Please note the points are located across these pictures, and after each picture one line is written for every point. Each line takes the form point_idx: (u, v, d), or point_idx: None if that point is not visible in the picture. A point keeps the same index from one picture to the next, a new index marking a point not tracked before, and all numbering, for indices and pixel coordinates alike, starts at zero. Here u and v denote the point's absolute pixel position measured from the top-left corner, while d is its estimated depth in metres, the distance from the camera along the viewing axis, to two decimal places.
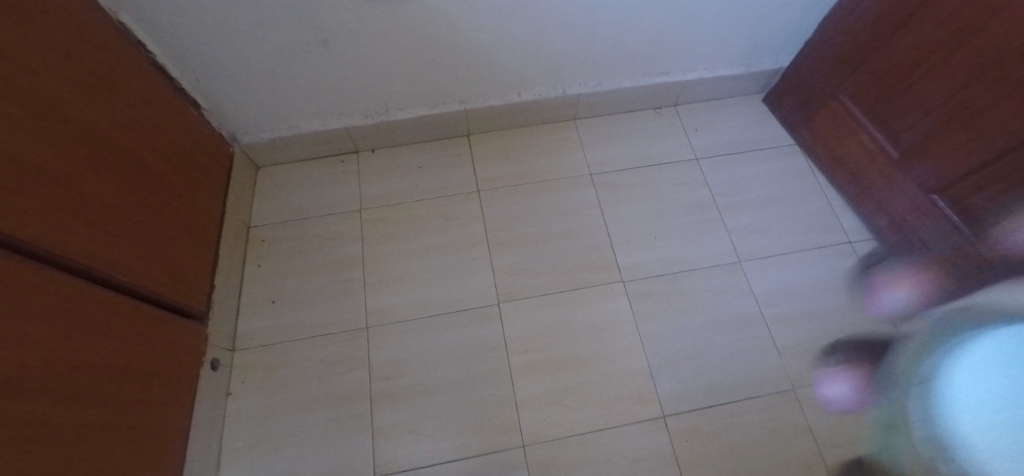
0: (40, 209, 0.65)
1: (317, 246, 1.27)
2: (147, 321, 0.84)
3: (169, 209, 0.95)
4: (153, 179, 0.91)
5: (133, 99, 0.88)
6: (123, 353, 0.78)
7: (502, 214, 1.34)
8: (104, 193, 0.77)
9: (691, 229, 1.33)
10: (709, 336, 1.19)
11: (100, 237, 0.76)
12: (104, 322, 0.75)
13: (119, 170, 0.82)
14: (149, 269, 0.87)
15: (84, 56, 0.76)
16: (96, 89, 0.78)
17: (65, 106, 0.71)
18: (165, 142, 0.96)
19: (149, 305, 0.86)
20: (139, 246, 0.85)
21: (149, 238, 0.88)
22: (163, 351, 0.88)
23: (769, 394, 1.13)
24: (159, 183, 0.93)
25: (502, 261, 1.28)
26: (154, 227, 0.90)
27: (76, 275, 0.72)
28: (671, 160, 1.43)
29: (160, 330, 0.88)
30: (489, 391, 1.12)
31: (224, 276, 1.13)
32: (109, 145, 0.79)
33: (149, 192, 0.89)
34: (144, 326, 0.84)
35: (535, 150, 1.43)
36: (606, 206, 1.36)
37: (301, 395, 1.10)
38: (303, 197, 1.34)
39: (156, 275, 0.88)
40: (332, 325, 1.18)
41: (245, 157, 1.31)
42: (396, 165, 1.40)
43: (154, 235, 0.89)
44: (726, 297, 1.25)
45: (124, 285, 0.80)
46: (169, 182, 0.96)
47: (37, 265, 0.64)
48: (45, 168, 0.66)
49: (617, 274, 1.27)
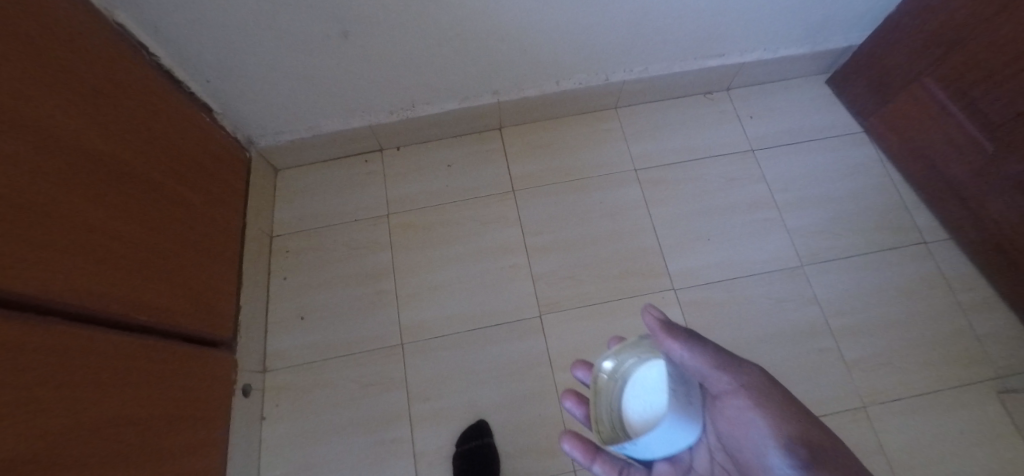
0: (50, 258, 0.57)
1: (344, 255, 1.20)
2: (174, 360, 0.78)
3: (188, 233, 0.87)
4: (169, 202, 0.83)
5: (140, 114, 0.79)
6: (155, 400, 0.72)
7: (540, 216, 1.23)
8: (117, 227, 0.69)
9: (748, 229, 1.22)
10: (769, 349, 1.11)
11: (116, 278, 0.68)
12: (130, 370, 0.68)
13: (132, 198, 0.73)
14: (170, 303, 0.80)
15: (83, 71, 0.67)
16: (100, 109, 0.69)
17: (71, 135, 0.62)
18: (179, 158, 0.88)
19: (175, 342, 0.80)
20: (159, 279, 0.78)
21: (169, 269, 0.81)
22: (193, 388, 0.82)
23: (835, 412, 1.05)
24: (175, 204, 0.85)
25: (542, 268, 1.17)
26: (173, 255, 0.82)
27: (95, 323, 0.65)
28: (724, 151, 1.30)
29: (188, 366, 0.82)
30: (535, 412, 1.05)
31: (249, 293, 1.07)
32: (119, 172, 0.71)
33: (166, 218, 0.81)
34: (171, 365, 0.77)
35: (574, 143, 1.30)
36: (653, 205, 1.24)
37: (337, 418, 1.04)
38: (327, 202, 1.26)
39: (178, 308, 0.81)
40: (365, 342, 1.11)
41: (263, 161, 1.22)
42: (423, 163, 1.29)
43: (174, 264, 0.82)
44: (787, 304, 1.15)
45: (146, 325, 0.74)
46: (184, 202, 0.87)
47: (53, 322, 0.57)
48: (54, 210, 0.58)
49: (669, 281, 1.16)
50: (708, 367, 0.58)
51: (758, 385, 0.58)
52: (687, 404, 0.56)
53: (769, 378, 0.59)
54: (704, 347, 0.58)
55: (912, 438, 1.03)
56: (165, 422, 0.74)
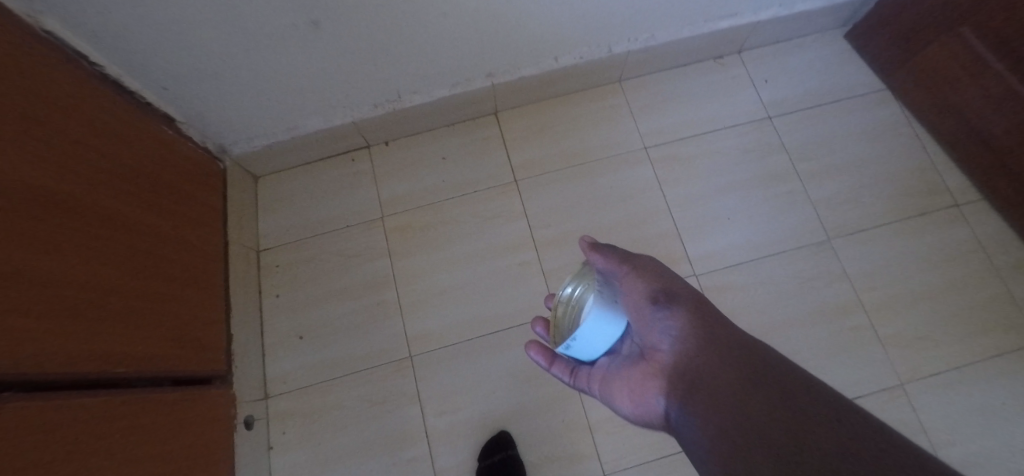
0: (11, 325, 0.49)
1: (339, 265, 1.11)
2: (165, 408, 0.71)
3: (164, 264, 0.78)
4: (138, 233, 0.73)
5: (92, 138, 0.69)
6: (149, 458, 0.65)
7: (547, 207, 1.14)
8: (79, 272, 0.60)
9: (770, 204, 1.14)
10: (802, 332, 1.04)
11: (83, 331, 0.59)
12: (119, 431, 0.61)
13: (95, 236, 0.64)
14: (152, 346, 0.72)
15: (21, 97, 0.57)
16: (47, 141, 0.59)
17: (18, 177, 0.53)
18: (143, 181, 0.78)
19: (162, 388, 0.72)
20: (136, 322, 0.69)
21: (147, 308, 0.72)
22: (190, 433, 0.76)
23: (873, 393, 1.00)
24: (147, 235, 0.76)
25: (553, 264, 1.09)
26: (150, 292, 0.73)
27: (69, 388, 0.57)
28: (739, 121, 1.21)
29: (182, 411, 0.75)
30: (558, 418, 0.99)
31: (239, 317, 0.99)
32: (76, 211, 0.62)
33: (136, 252, 0.72)
34: (165, 414, 0.71)
35: (577, 124, 1.20)
36: (667, 186, 1.15)
37: (350, 441, 0.98)
38: (315, 208, 1.16)
39: (162, 350, 0.74)
40: (372, 358, 1.04)
41: (240, 170, 1.12)
42: (415, 158, 1.19)
43: (152, 302, 0.73)
44: (817, 282, 1.08)
45: (126, 376, 0.66)
46: (157, 230, 0.78)
47: (26, 397, 0.50)
48: (9, 269, 0.50)
49: (689, 267, 1.09)
50: (615, 264, 0.64)
51: (650, 269, 0.61)
52: (613, 300, 0.61)
53: (657, 260, 0.62)
54: (610, 250, 0.65)
55: (954, 414, 0.98)
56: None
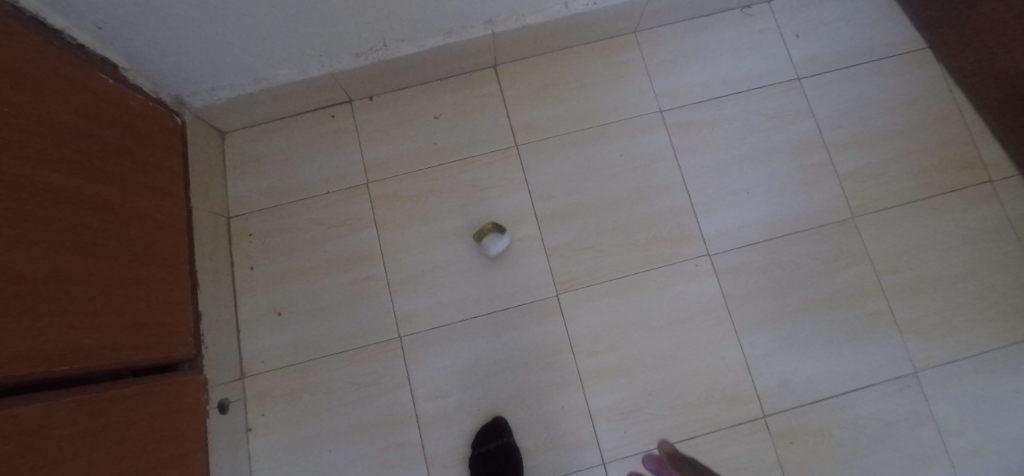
0: None
1: (320, 236, 1.01)
2: (118, 407, 0.63)
3: (112, 241, 0.68)
4: (76, 206, 0.62)
5: (27, 94, 0.57)
6: (104, 463, 0.58)
7: (550, 176, 1.03)
8: (22, 259, 0.51)
9: (793, 178, 1.04)
10: (817, 317, 0.98)
11: (19, 328, 0.50)
12: (75, 437, 0.54)
13: (35, 215, 0.55)
14: (104, 337, 0.63)
15: None
16: None
17: None
18: (81, 144, 0.65)
19: (111, 385, 0.64)
20: (79, 311, 0.59)
21: (92, 294, 0.62)
22: (155, 428, 0.69)
23: (885, 382, 0.95)
24: (93, 209, 0.65)
25: (555, 239, 1.00)
26: (95, 276, 0.63)
27: (13, 394, 0.50)
28: (765, 83, 1.09)
29: (143, 406, 0.67)
30: (556, 405, 0.93)
31: (208, 293, 0.90)
32: (15, 186, 0.52)
33: (75, 229, 0.61)
34: (122, 412, 0.63)
35: (586, 82, 1.07)
36: (683, 155, 1.04)
37: (335, 425, 0.93)
38: (291, 171, 1.04)
39: (117, 340, 0.66)
40: (358, 337, 0.96)
41: (203, 125, 0.98)
42: (403, 117, 1.06)
43: (98, 287, 0.63)
44: (837, 265, 1.01)
45: (67, 374, 0.57)
46: (105, 203, 0.68)
47: None
48: None
49: (703, 246, 1.00)
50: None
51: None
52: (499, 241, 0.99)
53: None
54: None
55: (965, 403, 0.95)
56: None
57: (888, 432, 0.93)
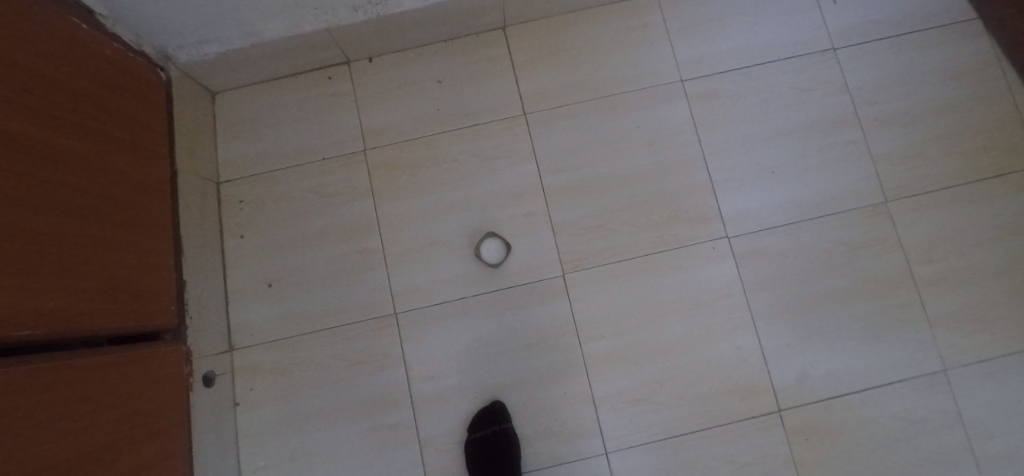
0: None
1: (314, 205, 0.96)
2: (87, 379, 0.58)
3: (87, 200, 0.63)
4: (44, 159, 0.56)
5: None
6: (73, 437, 0.53)
7: (559, 148, 0.96)
8: None
9: (823, 158, 0.97)
10: (841, 307, 0.91)
11: None
12: (44, 406, 0.50)
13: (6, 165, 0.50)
14: (77, 302, 0.59)
15: None
16: None
17: None
18: (50, 91, 0.59)
19: (81, 354, 0.59)
20: (48, 274, 0.55)
21: (60, 256, 0.57)
22: (131, 401, 0.64)
23: (912, 379, 0.89)
24: (67, 163, 0.60)
25: (563, 216, 0.94)
26: (62, 236, 0.58)
27: None
28: (797, 53, 1.00)
29: (118, 377, 0.63)
30: (558, 390, 0.88)
31: (195, 261, 0.85)
32: None
33: (41, 184, 0.55)
34: (95, 383, 0.59)
35: (601, 48, 0.99)
36: (704, 129, 0.97)
37: (327, 402, 0.89)
38: (285, 135, 0.98)
39: (91, 305, 0.61)
40: (352, 313, 0.92)
41: (191, 82, 0.92)
42: (404, 81, 0.99)
43: (66, 249, 0.58)
44: (865, 252, 0.93)
45: (36, 340, 0.52)
46: (81, 158, 0.63)
47: None
48: None
49: (721, 228, 0.94)
50: None
51: None
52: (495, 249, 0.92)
53: None
54: None
55: (997, 404, 0.88)
56: (97, 461, 0.56)
57: (912, 432, 0.87)
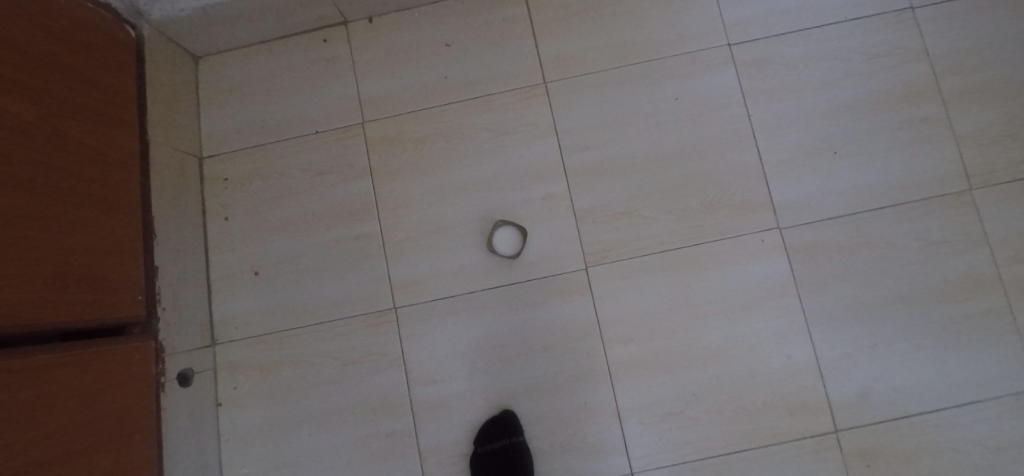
0: None
1: (307, 185, 0.85)
2: (44, 381, 0.49)
3: (43, 169, 0.53)
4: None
5: None
6: (22, 449, 0.44)
7: (584, 122, 0.83)
8: None
9: (895, 137, 0.82)
10: (912, 313, 0.78)
11: None
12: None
13: None
14: (30, 292, 0.49)
15: None
16: None
17: None
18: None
19: (33, 352, 0.49)
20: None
21: (6, 236, 0.46)
22: (94, 405, 0.55)
23: (996, 399, 0.76)
24: (19, 124, 0.50)
25: (588, 201, 0.82)
26: (9, 213, 0.47)
27: None
28: (866, 12, 0.85)
29: (78, 379, 0.54)
30: (578, 400, 0.77)
31: (170, 245, 0.75)
32: None
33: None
34: (51, 386, 0.49)
35: (634, 6, 0.86)
36: (754, 102, 0.83)
37: (317, 406, 0.80)
38: (275, 105, 0.87)
39: (47, 295, 0.51)
40: (347, 306, 0.82)
41: (168, 43, 0.81)
42: (408, 44, 0.87)
43: (14, 227, 0.48)
44: (945, 249, 0.79)
45: None
46: (35, 120, 0.52)
47: None
48: None
49: (772, 217, 0.80)
50: None
51: None
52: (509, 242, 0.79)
53: None
54: None
55: None
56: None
57: (995, 461, 0.74)
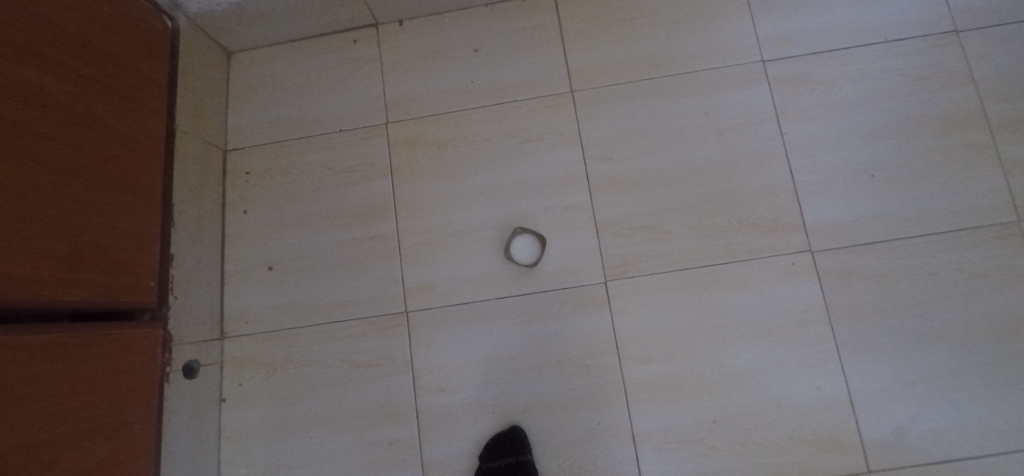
0: None
1: (326, 182, 0.85)
2: (52, 359, 0.48)
3: (70, 148, 0.53)
4: (12, 92, 0.45)
5: None
6: (21, 425, 0.43)
7: (610, 133, 0.82)
8: None
9: (937, 162, 0.78)
10: (954, 349, 0.73)
11: None
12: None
13: None
14: (45, 269, 0.49)
15: None
16: None
17: None
18: (27, 14, 0.48)
19: (38, 330, 0.48)
20: (15, 229, 0.45)
21: (25, 211, 0.46)
22: (100, 388, 0.54)
23: None
24: (48, 102, 0.50)
25: (610, 212, 0.79)
26: (30, 188, 0.47)
27: None
28: (908, 34, 0.82)
29: (86, 360, 0.53)
30: (591, 420, 0.73)
31: (187, 234, 0.75)
32: None
33: (4, 121, 0.44)
34: (58, 365, 0.49)
35: (667, 19, 0.85)
36: (788, 120, 0.80)
37: (321, 408, 0.77)
38: (301, 102, 0.88)
39: (63, 274, 0.51)
40: (358, 306, 0.80)
41: (202, 36, 0.83)
42: (436, 47, 0.87)
43: (35, 203, 0.48)
44: (991, 283, 0.74)
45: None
46: (65, 101, 0.53)
47: None
48: None
49: (804, 239, 0.77)
50: None
51: None
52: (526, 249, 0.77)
53: None
54: None
55: None
56: (42, 460, 0.45)
57: None
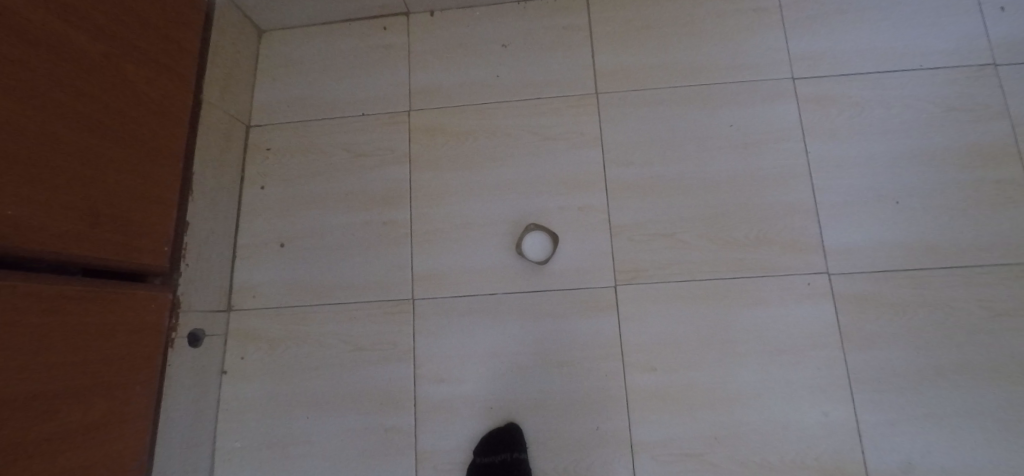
0: None
1: (344, 164, 0.85)
2: (59, 312, 0.48)
3: (97, 106, 0.54)
4: (38, 43, 0.46)
5: None
6: (20, 374, 0.43)
7: (631, 137, 0.81)
8: None
9: (964, 194, 0.76)
10: (970, 386, 0.71)
11: None
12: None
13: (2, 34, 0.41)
14: (62, 221, 0.49)
15: None
16: None
17: None
18: None
19: (43, 280, 0.47)
20: (34, 179, 0.45)
21: (46, 163, 0.47)
22: (105, 347, 0.54)
23: None
24: (78, 59, 0.51)
25: (626, 217, 0.78)
26: (53, 140, 0.47)
27: None
28: (944, 63, 0.81)
29: (93, 318, 0.53)
30: (589, 425, 0.72)
31: (204, 203, 0.76)
32: None
33: (27, 71, 0.44)
34: (64, 319, 0.49)
35: (698, 30, 0.84)
36: (813, 139, 0.79)
37: (319, 389, 0.77)
38: (326, 83, 0.89)
39: (79, 228, 0.51)
40: (364, 290, 0.80)
41: (237, 11, 0.84)
42: (464, 40, 0.87)
43: (58, 156, 0.48)
44: (1013, 322, 0.72)
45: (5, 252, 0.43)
46: (96, 59, 0.53)
47: None
48: None
49: (821, 261, 0.75)
50: None
51: None
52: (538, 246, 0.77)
53: None
54: None
55: None
56: (37, 410, 0.44)
57: None
